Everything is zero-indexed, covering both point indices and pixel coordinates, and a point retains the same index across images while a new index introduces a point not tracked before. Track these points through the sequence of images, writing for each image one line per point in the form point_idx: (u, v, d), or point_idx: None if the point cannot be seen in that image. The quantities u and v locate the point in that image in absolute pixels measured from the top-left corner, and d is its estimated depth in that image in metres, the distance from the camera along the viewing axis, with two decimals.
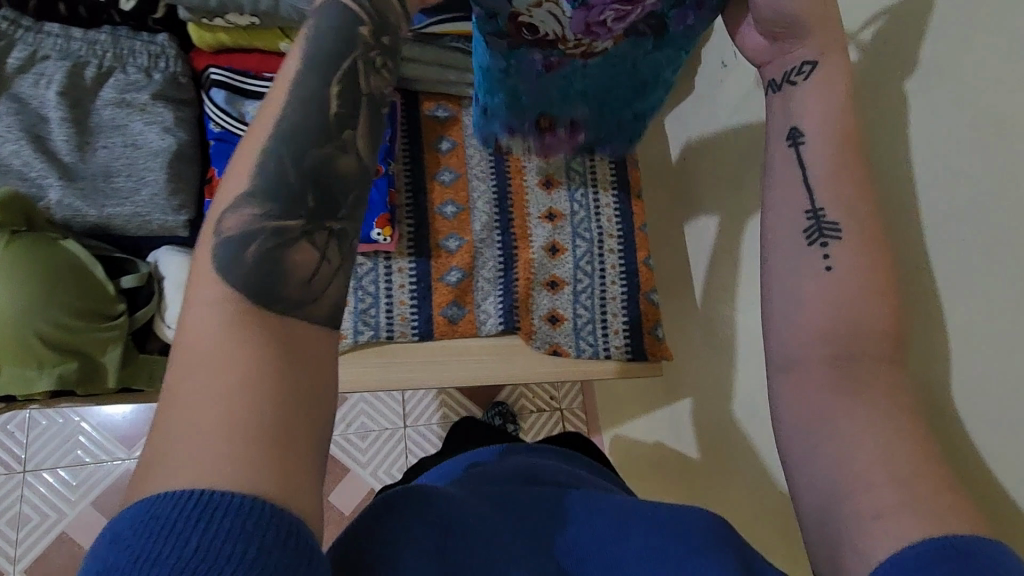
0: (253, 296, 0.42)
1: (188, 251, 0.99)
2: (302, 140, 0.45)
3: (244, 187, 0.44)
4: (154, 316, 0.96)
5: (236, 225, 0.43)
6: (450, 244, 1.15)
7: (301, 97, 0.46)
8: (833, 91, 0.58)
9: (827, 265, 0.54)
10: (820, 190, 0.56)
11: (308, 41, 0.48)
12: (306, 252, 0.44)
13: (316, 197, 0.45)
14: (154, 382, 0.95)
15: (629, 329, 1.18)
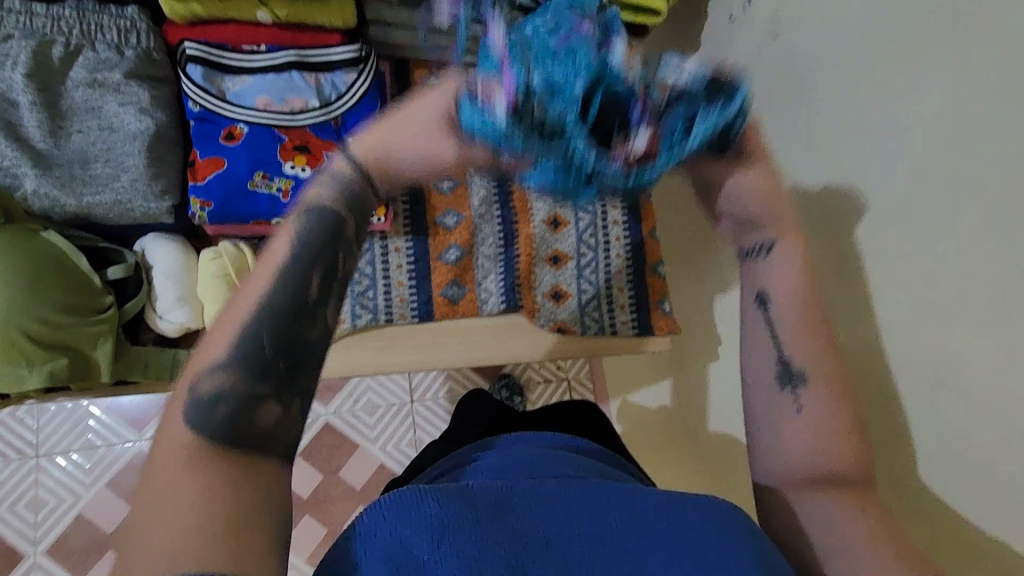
0: (214, 446, 0.41)
1: (175, 238, 0.96)
2: (278, 315, 0.46)
3: (221, 351, 0.44)
4: (144, 306, 0.94)
5: (208, 386, 0.43)
6: (448, 221, 1.11)
7: (285, 278, 0.47)
8: (795, 264, 0.55)
9: (799, 407, 0.52)
10: (790, 349, 0.54)
11: (292, 232, 0.49)
12: (273, 411, 0.44)
13: (288, 358, 0.46)
14: (151, 372, 0.93)
15: (636, 304, 1.15)
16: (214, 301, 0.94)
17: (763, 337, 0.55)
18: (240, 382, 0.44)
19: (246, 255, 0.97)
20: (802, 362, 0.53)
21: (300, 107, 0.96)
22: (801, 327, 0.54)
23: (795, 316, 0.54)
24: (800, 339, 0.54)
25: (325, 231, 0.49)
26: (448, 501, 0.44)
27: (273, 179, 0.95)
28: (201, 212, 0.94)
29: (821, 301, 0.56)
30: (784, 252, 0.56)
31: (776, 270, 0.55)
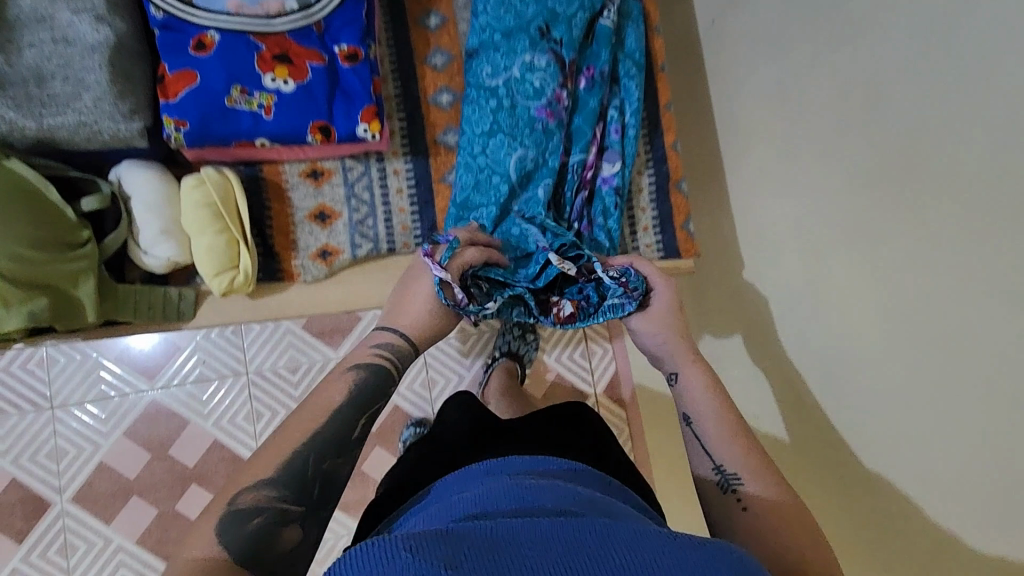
0: (241, 557, 0.54)
1: (153, 166, 0.88)
2: (327, 451, 0.63)
3: (272, 470, 0.59)
4: (127, 241, 0.87)
5: (250, 500, 0.57)
6: (450, 139, 1.02)
7: (336, 424, 0.65)
8: (699, 381, 0.81)
9: (743, 505, 0.69)
10: (717, 451, 0.74)
11: (343, 389, 0.68)
12: (294, 532, 0.57)
13: (318, 491, 0.60)
14: (142, 314, 0.88)
15: (659, 225, 1.07)
16: (202, 233, 0.87)
17: (699, 447, 0.76)
18: (276, 499, 0.58)
19: (231, 181, 0.90)
20: (732, 466, 0.72)
21: (276, 11, 0.85)
22: (720, 435, 0.75)
23: (716, 429, 0.76)
24: (720, 445, 0.74)
25: (370, 389, 0.69)
26: (423, 554, 0.44)
27: (253, 94, 0.86)
28: (176, 134, 0.84)
29: (735, 413, 0.78)
30: (690, 376, 0.82)
31: (698, 393, 0.80)
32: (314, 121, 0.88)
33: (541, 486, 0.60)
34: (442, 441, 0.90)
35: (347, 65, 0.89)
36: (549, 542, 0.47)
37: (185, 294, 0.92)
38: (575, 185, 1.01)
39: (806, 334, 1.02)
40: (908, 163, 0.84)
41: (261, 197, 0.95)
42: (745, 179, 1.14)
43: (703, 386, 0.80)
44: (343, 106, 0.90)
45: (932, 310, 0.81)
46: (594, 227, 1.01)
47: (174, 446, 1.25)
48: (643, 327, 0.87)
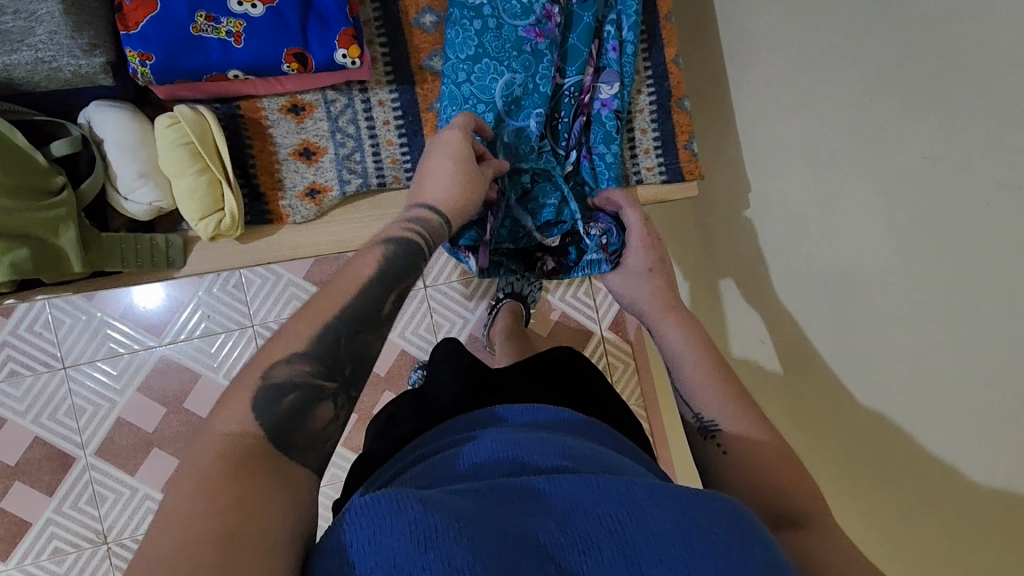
0: (274, 440, 0.49)
1: (123, 105, 0.83)
2: (355, 327, 0.57)
3: (302, 347, 0.54)
4: (105, 186, 0.84)
5: (285, 374, 0.52)
6: (436, 63, 0.95)
7: (362, 301, 0.58)
8: (680, 329, 0.80)
9: (723, 450, 0.69)
10: (694, 401, 0.74)
11: (373, 260, 0.62)
12: (327, 410, 0.53)
13: (350, 369, 0.56)
14: (130, 262, 0.85)
15: (661, 146, 1.02)
16: (181, 174, 0.83)
17: (683, 398, 0.75)
18: (314, 378, 0.53)
19: (208, 119, 0.85)
20: (710, 414, 0.72)
21: None
22: (701, 383, 0.74)
23: (700, 381, 0.75)
24: (701, 395, 0.74)
25: (401, 259, 0.64)
26: (434, 508, 0.43)
27: (220, 21, 0.80)
28: (143, 69, 0.78)
29: (718, 361, 0.77)
30: (671, 329, 0.81)
31: (680, 343, 0.79)
32: (288, 48, 0.82)
33: (523, 441, 0.60)
34: (427, 392, 0.91)
35: None
36: (547, 510, 0.47)
37: (172, 239, 0.88)
38: (570, 110, 0.95)
39: (813, 255, 0.98)
40: (924, 61, 0.77)
41: (240, 135, 0.90)
42: (752, 97, 1.07)
43: (684, 338, 0.79)
44: (318, 30, 0.83)
45: (948, 218, 0.76)
46: (593, 155, 0.96)
47: (189, 398, 1.34)
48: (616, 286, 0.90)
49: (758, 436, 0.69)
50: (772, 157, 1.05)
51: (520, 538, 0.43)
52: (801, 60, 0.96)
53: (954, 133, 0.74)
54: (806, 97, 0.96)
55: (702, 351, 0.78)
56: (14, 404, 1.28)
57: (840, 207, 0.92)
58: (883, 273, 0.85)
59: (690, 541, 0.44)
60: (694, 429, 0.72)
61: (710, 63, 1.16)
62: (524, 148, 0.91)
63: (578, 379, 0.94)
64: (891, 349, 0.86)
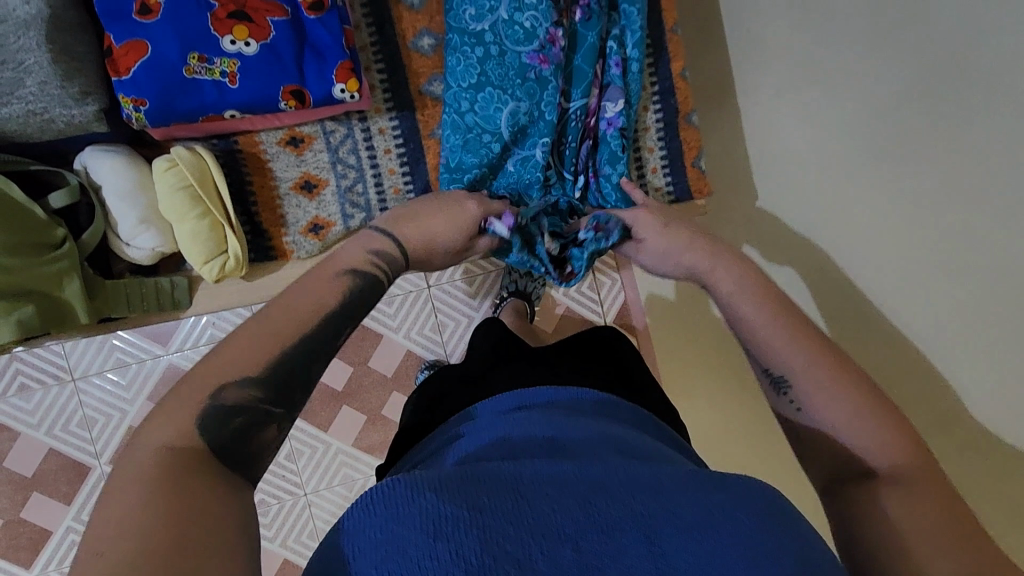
0: (219, 458, 0.46)
1: (120, 149, 0.81)
2: (312, 349, 0.54)
3: (250, 367, 0.50)
4: (105, 234, 0.82)
5: (234, 397, 0.49)
6: (435, 89, 0.93)
7: (323, 329, 0.56)
8: (743, 274, 0.70)
9: (795, 405, 0.62)
10: (769, 358, 0.64)
11: (337, 293, 0.59)
12: (273, 434, 0.50)
13: (301, 395, 0.53)
14: (136, 306, 0.84)
15: (668, 164, 1.00)
16: (183, 219, 0.81)
17: (750, 347, 0.66)
18: (259, 399, 0.50)
19: (205, 159, 0.83)
20: (781, 369, 0.63)
21: None
22: (772, 330, 0.64)
23: (768, 328, 0.65)
24: (773, 349, 0.64)
25: (363, 292, 0.61)
26: (449, 496, 0.42)
27: (214, 62, 0.77)
28: (137, 115, 0.77)
29: (786, 301, 0.67)
30: (735, 275, 0.70)
31: (736, 287, 0.69)
32: (285, 86, 0.80)
33: (564, 426, 0.59)
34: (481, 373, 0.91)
35: (313, 16, 0.80)
36: (574, 484, 0.45)
37: (178, 281, 0.87)
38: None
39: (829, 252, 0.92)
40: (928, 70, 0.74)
41: (239, 172, 0.89)
42: (765, 94, 0.98)
43: (749, 293, 0.68)
44: (315, 65, 0.81)
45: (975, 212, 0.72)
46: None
47: None
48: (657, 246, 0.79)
49: (829, 397, 0.60)
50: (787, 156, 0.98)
51: (538, 521, 0.41)
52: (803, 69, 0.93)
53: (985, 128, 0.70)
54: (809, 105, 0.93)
55: (767, 291, 0.67)
56: (25, 418, 1.15)
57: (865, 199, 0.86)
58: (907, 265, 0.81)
59: (709, 531, 0.43)
60: (765, 384, 0.65)
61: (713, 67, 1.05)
62: (528, 178, 0.91)
63: (611, 363, 0.95)
64: (892, 350, 0.83)
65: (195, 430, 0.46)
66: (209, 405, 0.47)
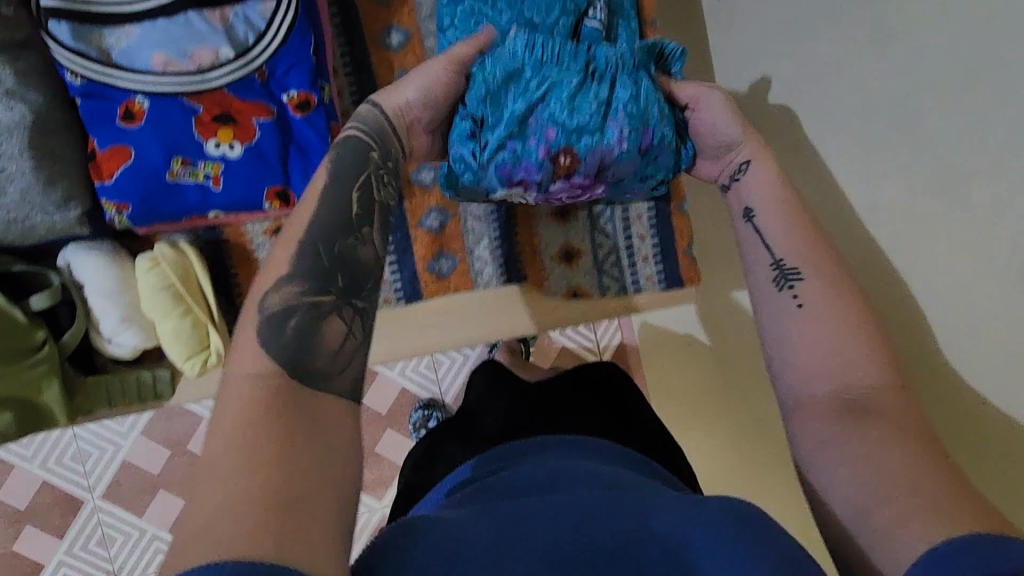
0: (288, 362, 0.49)
1: (102, 246, 0.80)
2: (332, 233, 0.56)
3: (286, 268, 0.53)
4: (87, 331, 0.82)
5: (280, 300, 0.52)
6: (424, 177, 0.92)
7: (332, 206, 0.58)
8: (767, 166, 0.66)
9: (798, 302, 0.57)
10: (779, 245, 0.60)
11: (328, 166, 0.60)
12: (337, 325, 0.53)
13: (343, 277, 0.55)
14: (116, 402, 0.84)
15: (660, 253, 0.98)
16: (164, 318, 0.81)
17: (765, 246, 0.61)
18: (307, 294, 0.53)
19: (188, 256, 0.83)
20: (792, 260, 0.59)
21: (210, 62, 0.75)
22: (787, 234, 0.61)
23: (785, 224, 0.61)
24: (787, 241, 0.60)
25: (349, 162, 0.61)
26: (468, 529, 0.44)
27: (197, 165, 0.76)
28: (119, 217, 0.76)
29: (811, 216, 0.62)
30: (762, 166, 0.66)
31: (766, 195, 0.64)
32: (269, 187, 0.79)
33: (557, 469, 0.60)
34: (471, 416, 0.87)
35: (299, 115, 0.80)
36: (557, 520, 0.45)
37: (160, 373, 0.86)
38: (545, 167, 0.71)
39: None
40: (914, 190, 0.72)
41: (224, 263, 0.88)
42: None
43: (786, 219, 0.62)
44: (299, 163, 0.80)
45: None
46: (617, 153, 0.71)
47: None
48: (716, 101, 0.70)
49: (835, 300, 0.56)
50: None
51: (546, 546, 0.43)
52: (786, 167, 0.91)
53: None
54: None
55: (791, 201, 0.63)
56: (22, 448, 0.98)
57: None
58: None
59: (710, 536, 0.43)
60: (771, 278, 0.59)
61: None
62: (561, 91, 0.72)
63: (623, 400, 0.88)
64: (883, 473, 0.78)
65: (262, 344, 0.50)
66: (261, 314, 0.51)
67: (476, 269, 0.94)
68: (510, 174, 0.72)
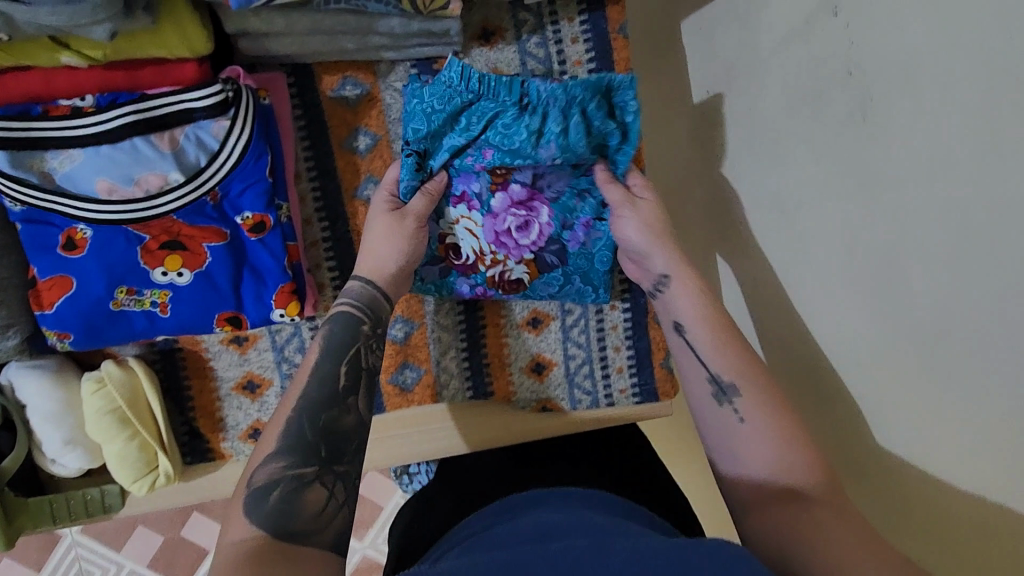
0: (275, 531, 0.54)
1: (46, 365, 0.77)
2: (317, 407, 0.63)
3: (273, 443, 0.60)
4: (30, 450, 0.79)
5: (264, 476, 0.58)
6: None
7: (319, 377, 0.66)
8: (691, 289, 0.76)
9: (740, 417, 0.66)
10: (713, 361, 0.70)
11: (318, 343, 0.69)
12: (318, 493, 0.58)
13: (326, 446, 0.61)
14: (60, 520, 0.81)
15: (636, 366, 0.94)
16: (110, 440, 0.77)
17: (695, 360, 0.72)
18: (292, 467, 0.59)
19: (137, 374, 0.80)
20: (729, 377, 0.69)
21: (159, 187, 0.71)
22: (713, 343, 0.71)
23: (710, 337, 0.72)
24: (714, 355, 0.71)
25: (342, 333, 0.70)
26: None
27: (143, 292, 0.74)
28: (61, 344, 0.73)
29: (730, 323, 0.73)
30: (680, 282, 0.76)
31: (701, 334, 0.73)
32: (220, 313, 0.76)
33: (551, 522, 0.59)
34: (466, 473, 0.84)
35: (254, 237, 0.76)
36: (556, 558, 0.47)
37: (108, 487, 0.83)
38: (483, 176, 0.83)
39: (804, 408, 0.81)
40: (886, 345, 0.67)
41: (177, 374, 0.84)
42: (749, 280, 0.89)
43: (706, 331, 0.73)
44: (252, 288, 0.76)
45: (945, 464, 0.62)
46: (550, 167, 0.80)
47: (188, 531, 1.19)
48: (632, 218, 0.79)
49: (767, 408, 0.66)
50: (774, 315, 0.85)
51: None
52: (766, 283, 0.85)
53: (953, 398, 0.60)
54: (772, 321, 0.85)
55: (717, 320, 0.73)
56: None
57: (831, 384, 0.76)
58: (874, 466, 0.71)
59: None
60: (711, 393, 0.69)
61: (712, 200, 0.94)
62: (511, 137, 0.77)
63: (626, 457, 0.85)
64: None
65: (248, 516, 0.55)
66: (249, 489, 0.57)
67: (440, 381, 0.91)
68: (452, 188, 0.83)
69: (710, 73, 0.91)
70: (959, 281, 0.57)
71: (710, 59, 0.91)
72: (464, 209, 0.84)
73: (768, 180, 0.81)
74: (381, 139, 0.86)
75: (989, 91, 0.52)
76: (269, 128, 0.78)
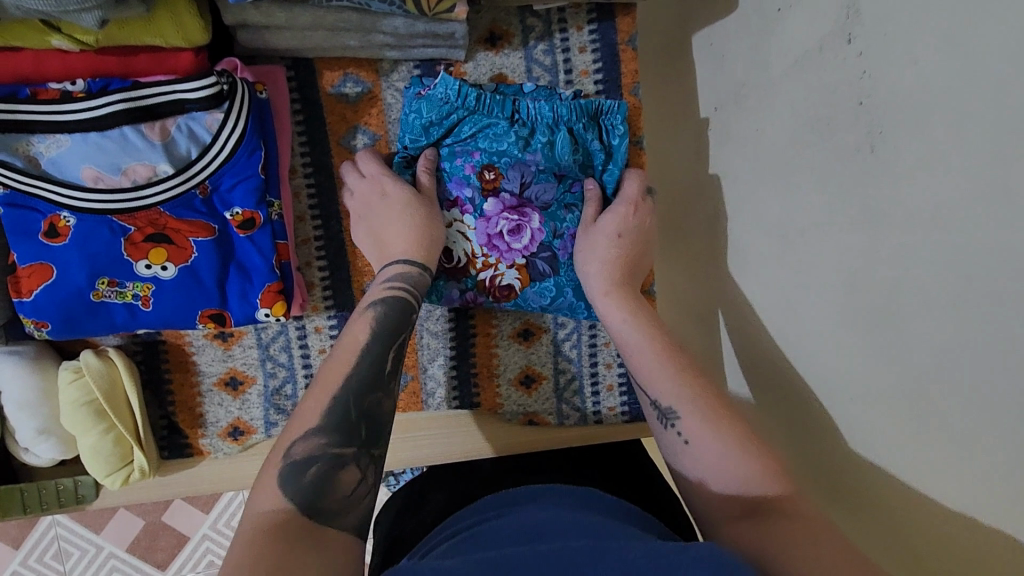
0: (305, 509, 0.51)
1: (24, 351, 0.75)
2: (363, 388, 0.60)
3: (315, 420, 0.57)
4: (4, 437, 0.77)
5: (304, 450, 0.55)
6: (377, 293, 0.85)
7: (365, 361, 0.63)
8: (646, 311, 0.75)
9: (683, 438, 0.64)
10: (653, 386, 0.69)
11: (366, 324, 0.67)
12: (353, 476, 0.55)
13: (367, 430, 0.58)
14: (32, 509, 0.79)
15: (626, 384, 0.93)
16: (85, 433, 0.76)
17: (641, 391, 0.70)
18: (330, 444, 0.56)
19: (117, 367, 0.78)
20: (668, 400, 0.67)
21: (147, 178, 0.69)
22: (652, 367, 0.70)
23: (655, 363, 0.70)
24: (655, 380, 0.69)
25: (392, 319, 0.68)
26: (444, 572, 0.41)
27: (125, 285, 0.72)
28: (38, 333, 0.72)
29: (677, 350, 0.72)
30: (618, 308, 0.76)
31: (645, 360, 0.71)
32: (204, 310, 0.74)
33: (540, 521, 0.55)
34: (470, 469, 0.83)
35: (244, 234, 0.74)
36: (548, 555, 0.44)
37: (82, 478, 0.82)
38: (473, 182, 0.82)
39: (791, 439, 0.79)
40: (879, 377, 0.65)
41: (159, 368, 0.83)
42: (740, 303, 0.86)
43: (651, 359, 0.71)
44: (237, 285, 0.75)
45: (937, 500, 0.60)
46: (536, 172, 0.82)
47: (169, 518, 1.18)
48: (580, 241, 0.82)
49: (714, 430, 0.63)
50: (767, 338, 0.83)
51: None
52: (759, 304, 0.83)
53: (951, 430, 0.58)
54: (764, 345, 0.83)
55: (664, 345, 0.72)
56: None
57: (823, 415, 0.74)
58: (858, 504, 0.70)
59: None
60: (654, 416, 0.67)
61: (710, 217, 0.92)
62: (501, 139, 0.81)
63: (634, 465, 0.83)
64: None
65: (280, 486, 0.52)
66: (285, 461, 0.54)
67: (427, 390, 0.90)
68: (445, 193, 0.82)
69: (715, 87, 0.89)
70: (960, 318, 0.56)
71: (715, 74, 0.89)
72: (458, 213, 0.82)
73: (768, 200, 0.79)
74: (378, 139, 0.84)
75: (996, 119, 0.51)
76: (263, 122, 0.76)
